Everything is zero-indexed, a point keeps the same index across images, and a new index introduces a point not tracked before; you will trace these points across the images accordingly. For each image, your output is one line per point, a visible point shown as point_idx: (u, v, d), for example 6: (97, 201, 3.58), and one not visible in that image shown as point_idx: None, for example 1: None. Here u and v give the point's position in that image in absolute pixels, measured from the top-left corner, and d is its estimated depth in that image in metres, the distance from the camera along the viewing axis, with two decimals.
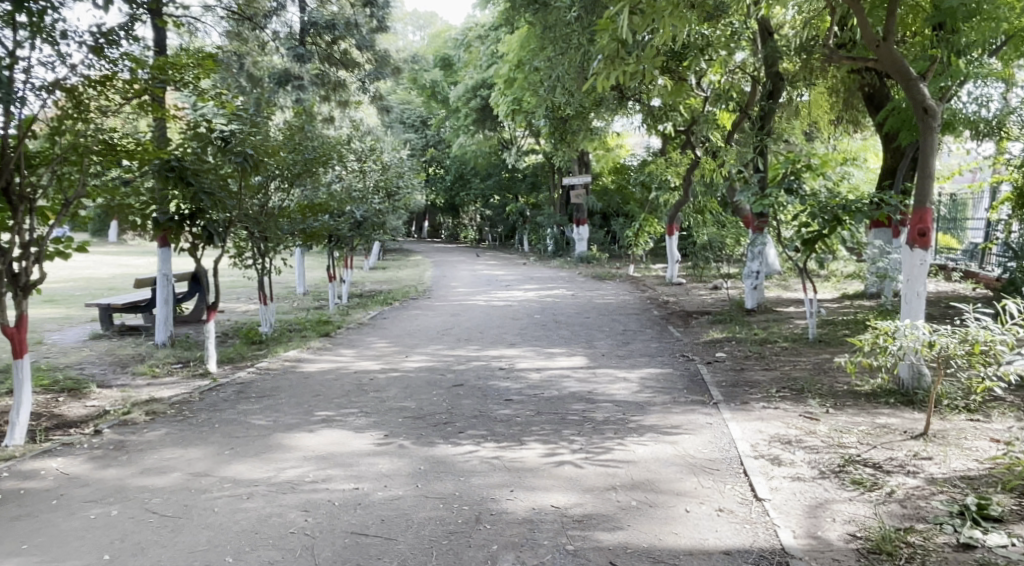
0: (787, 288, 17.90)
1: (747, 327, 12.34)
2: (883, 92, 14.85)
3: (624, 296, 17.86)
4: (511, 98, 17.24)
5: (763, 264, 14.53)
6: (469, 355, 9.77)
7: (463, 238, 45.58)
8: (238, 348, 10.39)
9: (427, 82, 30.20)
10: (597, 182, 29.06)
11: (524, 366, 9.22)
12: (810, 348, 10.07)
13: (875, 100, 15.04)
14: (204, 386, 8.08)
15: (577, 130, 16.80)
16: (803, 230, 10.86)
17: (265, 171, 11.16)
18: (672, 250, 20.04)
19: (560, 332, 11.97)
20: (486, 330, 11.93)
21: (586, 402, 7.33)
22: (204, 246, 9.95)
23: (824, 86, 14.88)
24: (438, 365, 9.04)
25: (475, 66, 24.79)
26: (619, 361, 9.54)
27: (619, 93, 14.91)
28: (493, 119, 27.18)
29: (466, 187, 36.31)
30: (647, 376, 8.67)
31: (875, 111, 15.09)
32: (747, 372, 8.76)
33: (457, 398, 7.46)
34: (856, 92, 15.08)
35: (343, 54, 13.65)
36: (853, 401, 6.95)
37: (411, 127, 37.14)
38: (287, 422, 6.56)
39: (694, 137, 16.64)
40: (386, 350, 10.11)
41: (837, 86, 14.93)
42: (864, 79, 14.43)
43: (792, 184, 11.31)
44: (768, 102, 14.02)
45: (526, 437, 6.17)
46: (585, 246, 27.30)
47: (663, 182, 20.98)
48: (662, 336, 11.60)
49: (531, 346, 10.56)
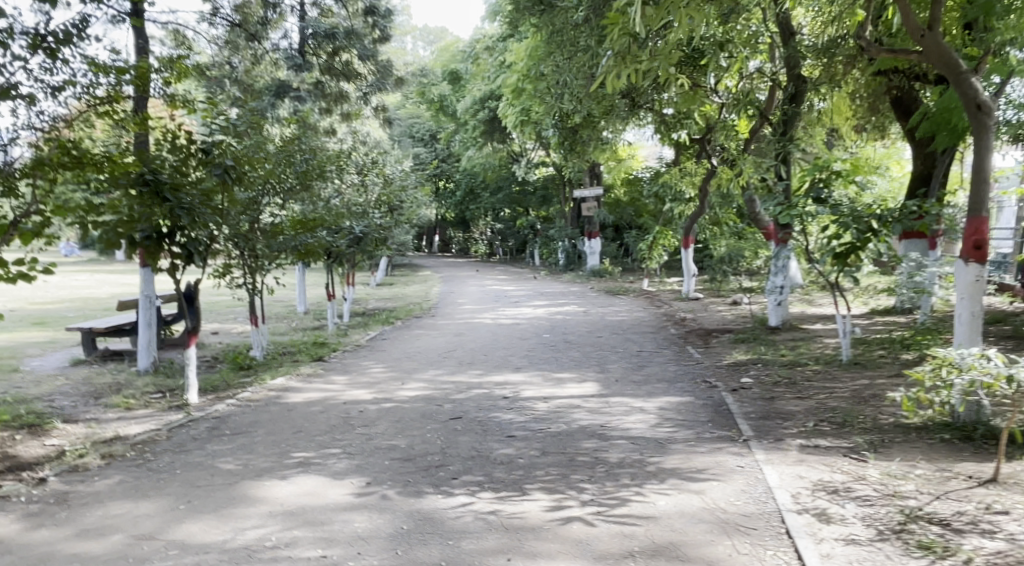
0: (811, 303, 17.10)
1: (772, 347, 11.52)
2: (912, 94, 14.28)
3: (638, 313, 17.05)
4: (519, 108, 16.47)
5: (788, 279, 13.69)
6: (471, 382, 8.99)
7: (473, 253, 44.89)
8: (225, 375, 9.62)
9: (435, 94, 29.51)
10: (609, 195, 28.24)
11: (531, 394, 8.43)
12: (845, 373, 9.36)
13: (904, 103, 14.48)
14: (175, 420, 7.27)
15: (588, 140, 16.02)
16: (833, 243, 10.08)
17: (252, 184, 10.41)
18: (689, 263, 19.21)
19: (571, 354, 11.17)
20: (492, 353, 11.15)
21: (599, 439, 6.55)
22: (185, 265, 8.91)
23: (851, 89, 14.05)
24: (436, 394, 8.26)
25: (483, 78, 24.15)
26: (634, 389, 8.72)
27: (631, 99, 14.09)
28: (502, 132, 26.47)
29: (476, 202, 35.60)
30: (665, 406, 7.87)
31: (903, 115, 14.54)
32: (779, 401, 8.03)
33: (453, 434, 6.69)
34: (882, 97, 14.36)
35: (345, 65, 12.85)
36: (902, 437, 6.36)
37: (419, 140, 36.45)
38: (259, 466, 5.80)
39: (710, 144, 15.85)
40: (382, 376, 9.34)
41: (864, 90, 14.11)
42: (892, 82, 13.62)
43: (821, 192, 10.43)
44: (791, 105, 13.25)
45: (528, 484, 5.41)
46: (598, 260, 26.52)
47: (678, 193, 20.24)
48: (680, 359, 10.80)
49: (539, 371, 9.77)
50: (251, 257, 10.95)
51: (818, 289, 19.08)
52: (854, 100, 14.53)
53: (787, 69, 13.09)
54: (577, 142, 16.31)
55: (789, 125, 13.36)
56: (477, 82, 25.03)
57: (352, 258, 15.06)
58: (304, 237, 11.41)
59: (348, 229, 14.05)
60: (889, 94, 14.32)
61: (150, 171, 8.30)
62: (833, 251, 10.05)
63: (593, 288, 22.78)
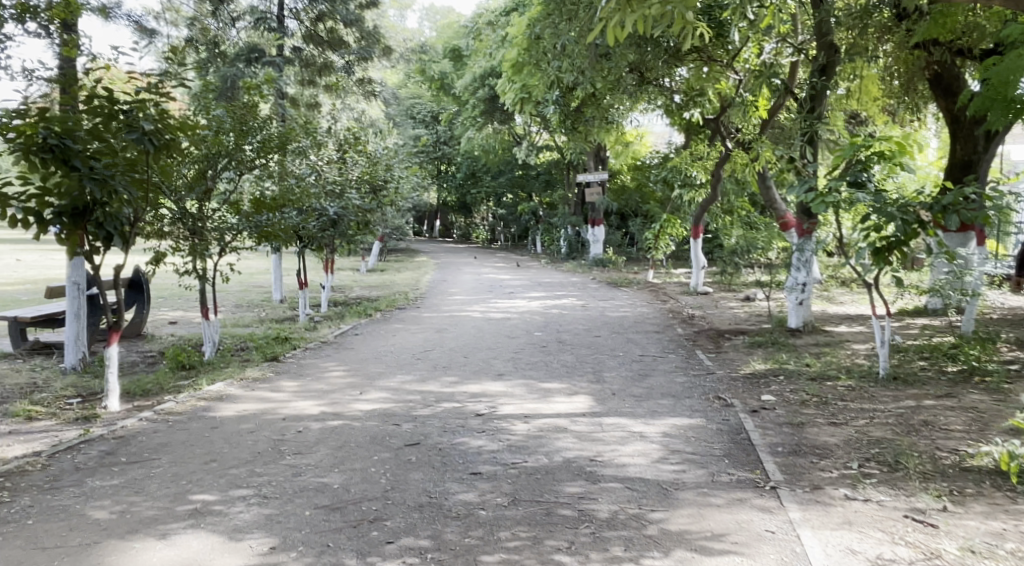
0: (831, 301, 15.78)
1: (794, 356, 10.17)
2: (953, 71, 12.88)
3: (641, 308, 15.68)
4: (518, 84, 14.98)
5: (811, 277, 12.28)
6: (442, 393, 7.60)
7: (474, 239, 43.41)
8: (158, 377, 7.86)
9: (435, 71, 28.01)
10: (616, 180, 26.92)
11: (511, 411, 7.06)
12: (884, 395, 8.08)
13: (943, 81, 13.08)
14: (70, 438, 5.87)
15: (591, 119, 14.57)
16: (872, 235, 8.84)
17: (188, 151, 8.80)
18: (698, 255, 17.83)
19: (564, 359, 9.77)
20: (474, 354, 9.79)
21: (588, 481, 5.20)
22: (105, 248, 7.45)
23: (884, 63, 12.59)
24: (398, 409, 6.88)
25: (484, 55, 22.73)
26: (634, 407, 7.35)
27: (639, 74, 12.49)
28: (504, 111, 25.06)
29: (477, 186, 34.13)
30: (671, 435, 6.51)
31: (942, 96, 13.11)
32: (808, 429, 6.78)
33: (405, 467, 5.33)
34: (918, 76, 12.79)
35: (331, 32, 14.04)
36: (974, 489, 5.28)
37: (420, 121, 34.99)
38: (141, 515, 4.43)
39: (725, 126, 14.39)
40: (341, 381, 7.93)
41: (899, 69, 12.57)
42: (933, 55, 12.01)
43: (859, 177, 9.02)
44: (821, 79, 11.80)
45: (486, 555, 4.10)
46: (600, 250, 25.12)
47: (686, 179, 18.81)
48: (689, 366, 9.47)
49: (524, 381, 8.40)
50: (201, 238, 9.23)
51: (836, 285, 17.75)
52: (888, 78, 13.00)
53: (817, 37, 11.62)
54: (580, 122, 14.75)
55: (819, 100, 11.87)
56: (477, 59, 23.62)
57: (330, 241, 13.69)
58: (264, 216, 9.90)
59: (321, 208, 12.64)
60: (927, 71, 12.77)
61: (52, 133, 6.67)
62: (873, 246, 8.72)
63: (595, 279, 21.40)
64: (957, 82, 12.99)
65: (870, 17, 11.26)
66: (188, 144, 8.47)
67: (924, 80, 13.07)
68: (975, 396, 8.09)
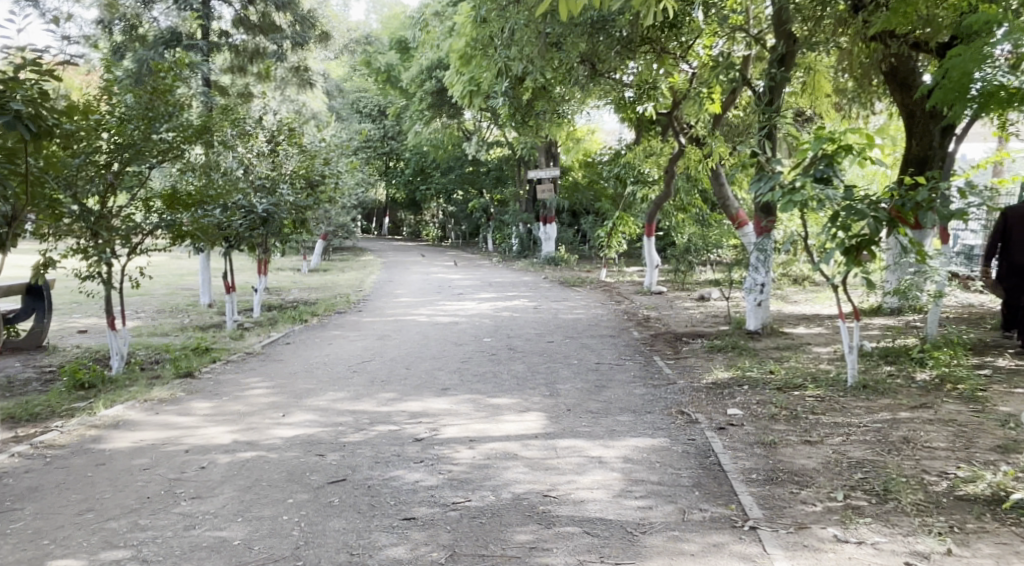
0: (788, 300, 15.27)
1: (757, 362, 9.55)
2: (908, 66, 11.98)
3: (594, 309, 14.98)
4: (467, 76, 14.17)
5: (771, 277, 11.69)
6: (377, 413, 6.76)
7: (424, 236, 42.37)
8: (50, 399, 6.92)
9: (381, 63, 26.96)
10: (566, 178, 26.22)
11: (453, 434, 6.28)
12: (858, 407, 7.47)
13: (899, 76, 12.15)
14: None
15: (542, 112, 13.79)
16: (841, 234, 8.18)
17: (80, 140, 7.85)
18: (652, 253, 17.19)
19: (515, 369, 8.99)
20: (415, 364, 8.97)
21: (541, 527, 4.47)
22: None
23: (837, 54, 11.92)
24: (324, 434, 6.03)
25: (430, 46, 21.88)
26: (591, 427, 6.62)
27: (591, 65, 11.60)
28: (453, 105, 24.17)
29: (427, 182, 33.17)
30: (632, 460, 5.80)
31: (898, 91, 12.25)
32: (782, 449, 6.12)
33: (326, 513, 4.52)
34: (872, 69, 11.92)
35: (262, 17, 13.09)
36: (976, 523, 4.64)
37: (367, 115, 33.89)
38: None
39: (678, 120, 13.66)
40: (263, 399, 7.04)
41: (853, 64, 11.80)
42: (889, 48, 11.23)
43: (826, 172, 8.33)
44: (779, 70, 11.06)
45: None
46: (552, 248, 24.41)
47: (639, 175, 18.18)
48: (647, 376, 8.78)
49: (470, 396, 7.59)
50: (105, 238, 8.24)
51: (790, 283, 17.26)
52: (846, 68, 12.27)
53: (776, 25, 11.04)
54: (530, 116, 13.87)
55: (778, 92, 11.13)
56: (423, 51, 22.81)
57: (263, 241, 12.75)
58: (177, 214, 9.00)
59: (248, 205, 11.58)
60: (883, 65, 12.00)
61: None
62: (841, 246, 8.10)
63: (547, 278, 20.68)
64: (912, 77, 12.13)
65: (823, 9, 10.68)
66: (78, 129, 7.55)
67: (878, 74, 12.33)
68: (953, 407, 7.52)
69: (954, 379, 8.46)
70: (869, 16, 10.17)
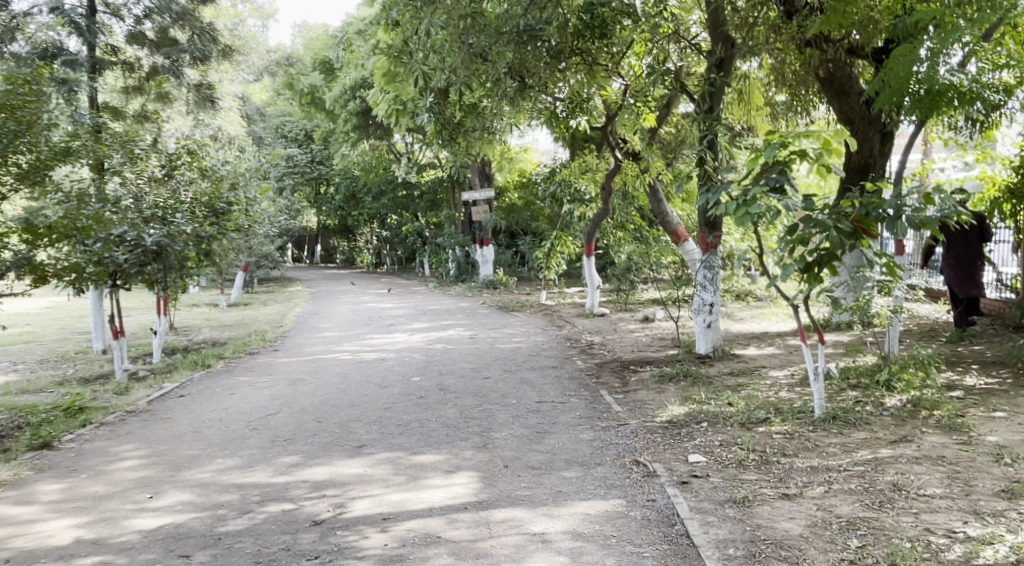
0: (737, 317, 14.41)
1: (714, 393, 8.58)
2: (844, 71, 10.80)
3: (533, 336, 13.90)
4: (389, 93, 13.01)
5: (719, 296, 10.74)
6: (272, 485, 5.59)
7: (359, 264, 40.81)
8: None
9: (304, 84, 25.39)
10: (502, 199, 25.21)
11: (363, 509, 5.15)
12: (834, 445, 6.53)
13: (835, 82, 10.87)
14: None
15: (473, 133, 12.44)
16: (798, 249, 7.19)
17: None
18: (592, 274, 16.19)
19: (444, 415, 7.82)
20: (328, 416, 7.77)
21: None
22: None
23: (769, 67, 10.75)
24: (195, 523, 4.87)
25: (354, 66, 20.79)
26: (530, 489, 5.55)
27: (521, 79, 10.39)
28: (380, 126, 23.03)
29: (358, 207, 31.67)
30: (580, 536, 4.77)
31: (834, 99, 10.97)
32: (758, 508, 5.15)
33: None
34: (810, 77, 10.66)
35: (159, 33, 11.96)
36: None
37: (292, 141, 32.45)
38: None
39: (613, 134, 12.53)
40: (132, 475, 5.82)
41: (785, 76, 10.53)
42: (826, 52, 10.07)
43: (780, 181, 7.26)
44: (717, 75, 9.97)
45: None
46: (489, 271, 23.31)
47: (575, 192, 17.30)
48: (594, 417, 7.73)
49: (389, 454, 6.43)
50: None
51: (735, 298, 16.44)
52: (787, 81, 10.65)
53: (712, 27, 10.03)
54: (459, 133, 12.70)
55: (716, 98, 10.02)
56: (347, 70, 21.67)
57: (163, 280, 11.41)
58: (27, 250, 7.88)
59: (135, 237, 10.33)
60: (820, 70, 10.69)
61: None
62: (801, 263, 7.15)
63: (484, 303, 19.55)
64: (849, 83, 10.87)
65: (757, 15, 9.50)
66: None
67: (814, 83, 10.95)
68: (938, 439, 6.61)
69: (931, 404, 7.56)
70: (805, 20, 9.30)
